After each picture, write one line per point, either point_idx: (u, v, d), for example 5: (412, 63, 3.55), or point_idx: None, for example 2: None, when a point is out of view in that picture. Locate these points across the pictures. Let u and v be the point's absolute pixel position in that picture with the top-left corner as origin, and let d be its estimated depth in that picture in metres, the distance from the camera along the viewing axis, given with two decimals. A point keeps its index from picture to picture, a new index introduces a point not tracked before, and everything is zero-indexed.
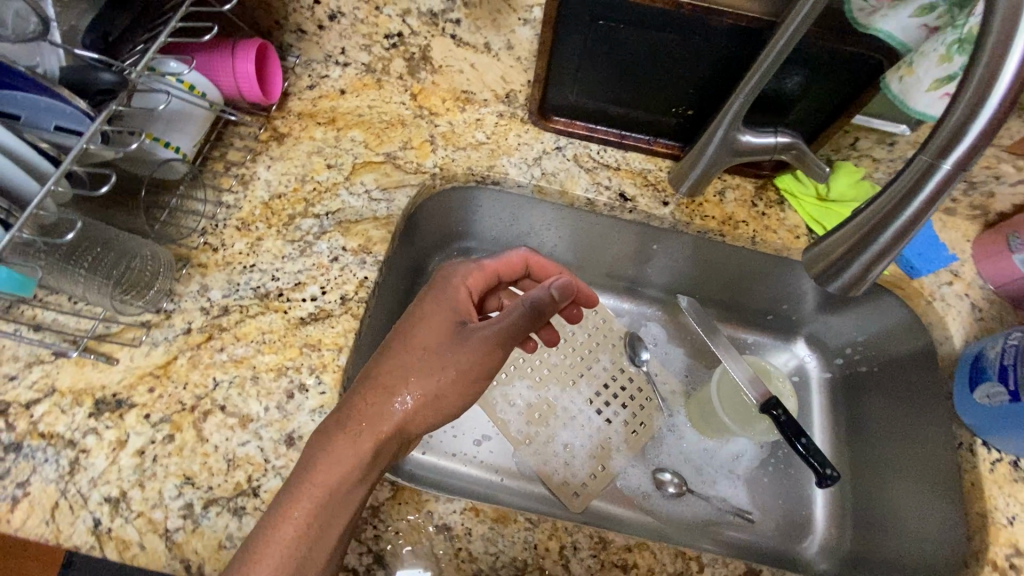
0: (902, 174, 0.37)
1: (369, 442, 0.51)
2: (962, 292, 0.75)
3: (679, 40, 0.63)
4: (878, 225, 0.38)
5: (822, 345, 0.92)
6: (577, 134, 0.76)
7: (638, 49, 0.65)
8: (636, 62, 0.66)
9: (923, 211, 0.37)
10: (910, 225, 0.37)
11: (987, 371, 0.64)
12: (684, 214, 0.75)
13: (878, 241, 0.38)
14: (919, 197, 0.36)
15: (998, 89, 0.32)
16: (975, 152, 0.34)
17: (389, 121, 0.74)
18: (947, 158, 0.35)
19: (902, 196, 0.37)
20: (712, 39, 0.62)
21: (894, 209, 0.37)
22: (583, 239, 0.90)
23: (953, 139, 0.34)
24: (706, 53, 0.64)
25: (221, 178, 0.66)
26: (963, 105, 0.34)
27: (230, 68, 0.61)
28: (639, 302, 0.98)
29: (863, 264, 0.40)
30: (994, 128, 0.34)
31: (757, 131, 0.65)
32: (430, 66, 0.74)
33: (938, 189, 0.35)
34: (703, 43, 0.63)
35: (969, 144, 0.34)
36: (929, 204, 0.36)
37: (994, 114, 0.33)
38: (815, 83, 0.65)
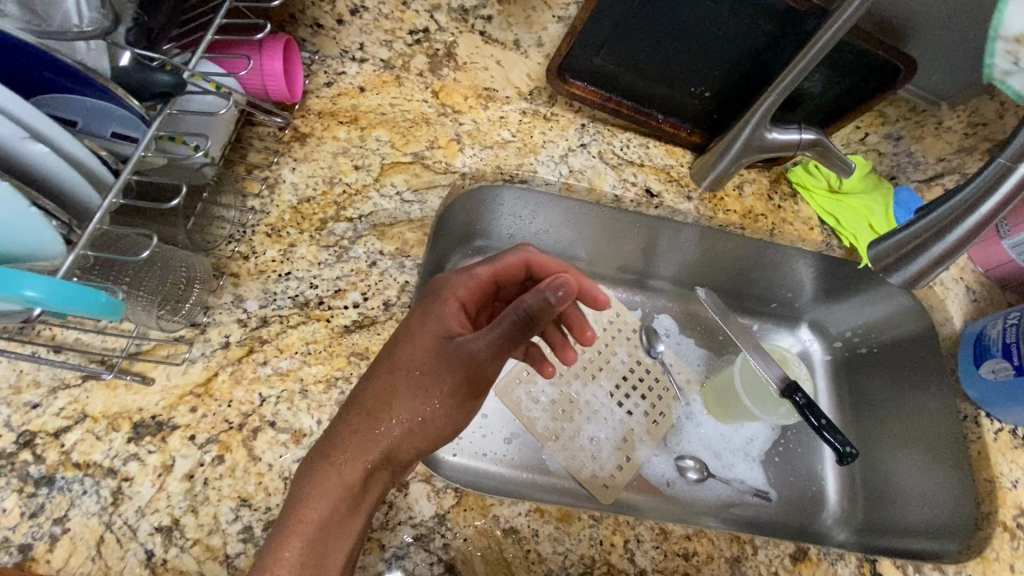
0: (978, 174, 0.40)
1: (365, 467, 0.49)
2: (957, 276, 0.81)
3: (721, 18, 0.64)
4: (952, 221, 0.41)
5: (823, 329, 0.97)
6: (591, 103, 0.76)
7: (675, 24, 0.66)
8: (674, 31, 0.67)
9: (996, 210, 0.40)
10: (984, 221, 0.40)
11: (991, 348, 0.70)
12: (708, 209, 0.76)
13: (951, 236, 0.41)
14: (995, 197, 0.39)
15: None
16: None
17: (413, 120, 0.72)
18: (1022, 162, 0.38)
19: (977, 197, 0.40)
20: (756, 19, 0.63)
21: (969, 206, 0.40)
22: (598, 235, 0.92)
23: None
24: (746, 33, 0.65)
25: (245, 182, 0.63)
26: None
27: (256, 65, 0.59)
28: (650, 295, 1.00)
29: (931, 258, 0.42)
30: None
31: (782, 128, 0.67)
32: (453, 62, 0.74)
33: (1014, 189, 0.39)
34: (743, 24, 0.64)
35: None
36: (1005, 202, 0.39)
37: None
38: (834, 81, 0.68)
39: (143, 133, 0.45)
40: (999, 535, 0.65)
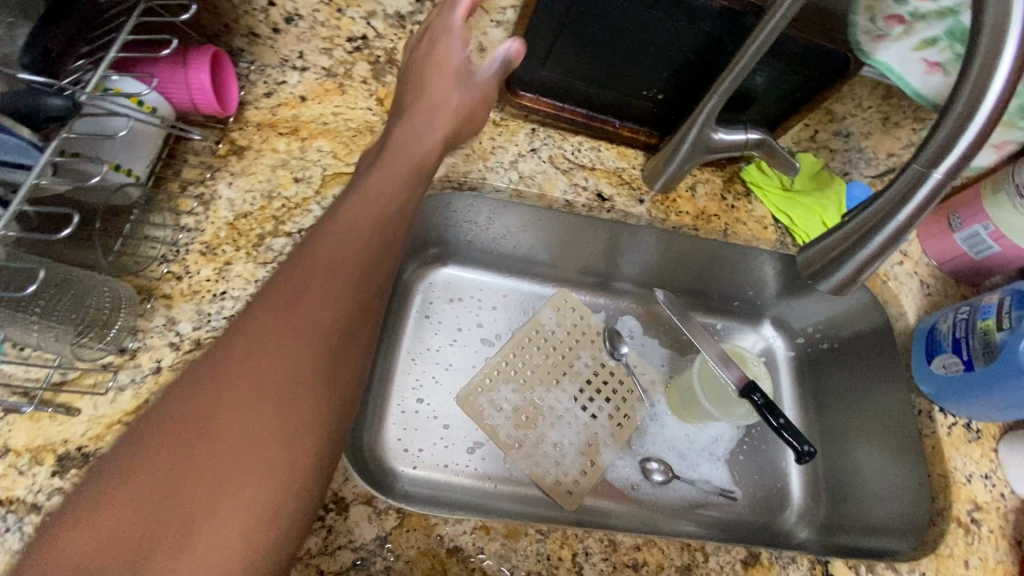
0: (895, 182, 0.40)
1: (259, 417, 0.43)
2: (911, 270, 0.81)
3: (662, 18, 0.63)
4: (874, 226, 0.41)
5: (786, 326, 0.96)
6: (544, 112, 0.75)
7: (619, 26, 0.64)
8: (617, 36, 0.66)
9: (915, 215, 0.40)
10: (905, 226, 0.40)
11: (942, 342, 0.70)
12: (660, 212, 0.76)
13: (873, 242, 0.41)
14: (912, 202, 0.40)
15: (986, 104, 0.37)
16: (963, 162, 0.38)
17: (357, 129, 0.70)
18: (937, 168, 0.39)
19: (895, 202, 0.40)
20: (695, 19, 0.63)
21: (888, 212, 0.40)
22: (557, 238, 0.91)
23: (944, 150, 0.38)
24: (687, 33, 0.64)
25: (179, 200, 0.61)
26: (955, 117, 0.38)
27: (182, 80, 0.56)
28: (614, 297, 1.00)
29: (855, 265, 0.43)
30: (980, 141, 0.38)
31: (728, 128, 0.67)
32: (396, 69, 0.71)
33: (931, 195, 0.39)
34: (686, 25, 0.63)
35: (958, 155, 0.38)
36: (922, 208, 0.40)
37: (979, 130, 0.37)
38: (779, 79, 0.67)
39: (36, 160, 0.43)
40: (953, 531, 0.65)
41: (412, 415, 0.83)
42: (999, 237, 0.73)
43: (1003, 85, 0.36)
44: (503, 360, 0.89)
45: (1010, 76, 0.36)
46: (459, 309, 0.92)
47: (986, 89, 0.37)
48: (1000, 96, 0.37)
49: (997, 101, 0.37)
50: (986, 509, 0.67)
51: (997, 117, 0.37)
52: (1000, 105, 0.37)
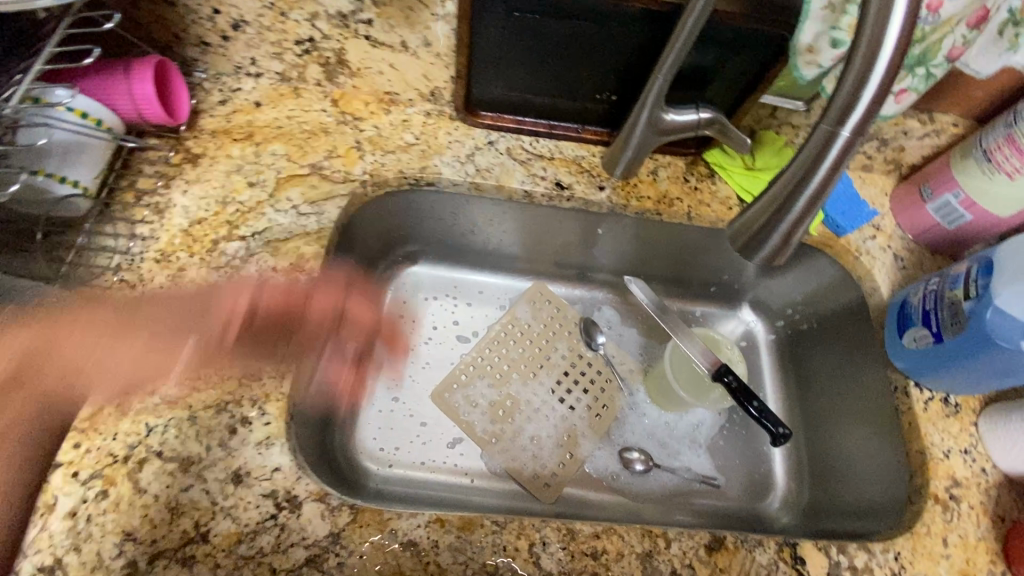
0: (807, 143, 0.40)
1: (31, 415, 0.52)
2: (885, 245, 0.79)
3: (594, 29, 0.62)
4: (794, 191, 0.41)
5: (766, 308, 0.94)
6: (507, 127, 0.75)
7: (552, 41, 0.64)
8: (557, 49, 0.65)
9: (829, 177, 0.40)
10: (823, 186, 0.40)
11: (912, 316, 0.68)
12: (621, 197, 0.75)
13: (793, 209, 0.41)
14: (825, 163, 0.40)
15: (883, 58, 0.37)
16: (869, 116, 0.38)
17: (311, 131, 0.71)
18: (845, 126, 0.39)
19: (810, 162, 0.40)
20: (626, 24, 0.62)
21: (804, 173, 0.40)
22: (528, 229, 0.90)
23: (850, 105, 0.38)
24: (625, 38, 0.63)
25: (132, 209, 0.62)
26: (855, 72, 0.38)
27: (126, 91, 0.57)
28: (591, 288, 0.98)
29: (782, 233, 0.43)
30: (883, 95, 0.38)
31: (678, 109, 0.65)
32: (347, 69, 0.71)
33: (842, 155, 0.39)
34: (619, 31, 0.62)
35: (862, 111, 0.38)
36: (837, 165, 0.40)
37: (881, 81, 0.38)
38: (728, 60, 0.65)
39: None
40: (930, 509, 0.63)
41: (387, 414, 0.83)
42: (970, 205, 0.71)
43: (894, 37, 0.37)
44: (478, 356, 0.89)
45: (901, 27, 0.37)
46: (434, 306, 0.92)
47: (882, 41, 0.37)
48: (896, 48, 0.37)
49: (894, 52, 0.37)
50: (965, 485, 0.65)
51: (896, 69, 0.38)
52: (896, 58, 0.38)
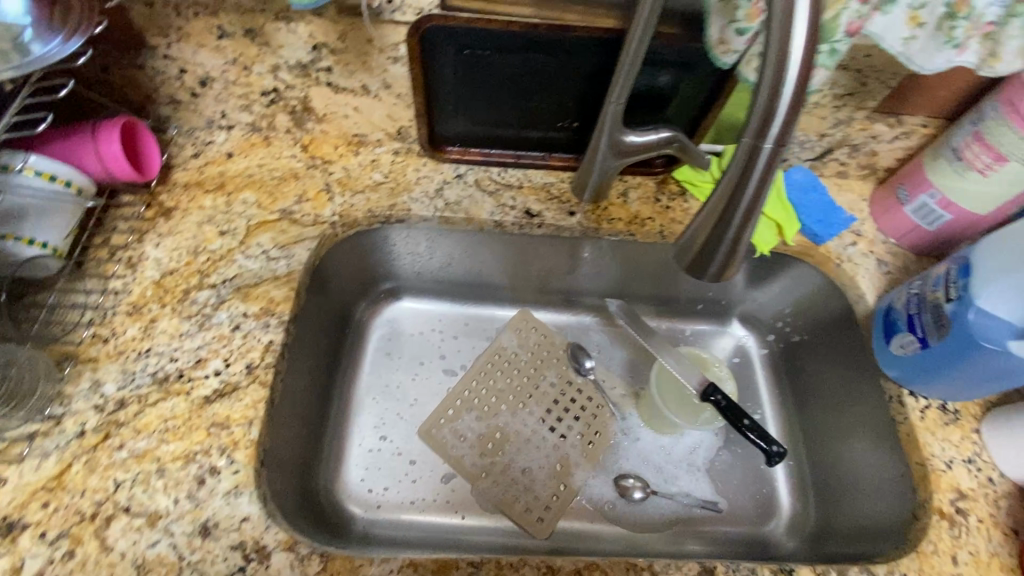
0: (733, 158, 0.41)
1: None
2: (866, 250, 0.77)
3: (546, 57, 0.64)
4: (728, 207, 0.42)
5: (756, 323, 0.92)
6: (474, 160, 0.76)
7: (505, 73, 0.65)
8: (512, 82, 0.67)
9: (759, 188, 0.41)
10: (756, 198, 0.41)
11: (897, 321, 0.66)
12: (592, 221, 0.75)
13: (731, 223, 0.42)
14: (753, 176, 0.40)
15: (791, 65, 0.37)
16: (788, 126, 0.38)
17: (281, 176, 0.72)
18: (766, 139, 0.39)
19: (739, 177, 0.40)
20: (577, 53, 0.63)
21: (735, 189, 0.41)
22: (508, 258, 0.89)
23: (767, 120, 0.38)
24: (577, 66, 0.64)
25: (106, 265, 0.64)
26: (768, 85, 0.38)
27: (93, 152, 0.59)
28: (578, 312, 0.96)
29: (726, 248, 0.43)
30: (797, 103, 0.38)
31: (640, 131, 0.66)
32: (314, 115, 0.73)
33: (767, 166, 0.40)
34: (571, 60, 0.64)
35: (780, 122, 0.38)
36: (765, 177, 0.40)
37: (792, 92, 0.37)
38: (683, 79, 0.65)
39: None
40: (936, 525, 0.61)
41: (373, 454, 0.82)
42: (947, 205, 0.70)
43: (800, 43, 0.37)
44: (465, 388, 0.88)
45: (806, 34, 0.37)
46: (419, 341, 0.91)
47: (788, 49, 0.37)
48: (802, 57, 0.37)
49: (802, 61, 0.37)
50: (971, 497, 0.62)
51: (806, 75, 0.37)
52: (805, 64, 0.37)
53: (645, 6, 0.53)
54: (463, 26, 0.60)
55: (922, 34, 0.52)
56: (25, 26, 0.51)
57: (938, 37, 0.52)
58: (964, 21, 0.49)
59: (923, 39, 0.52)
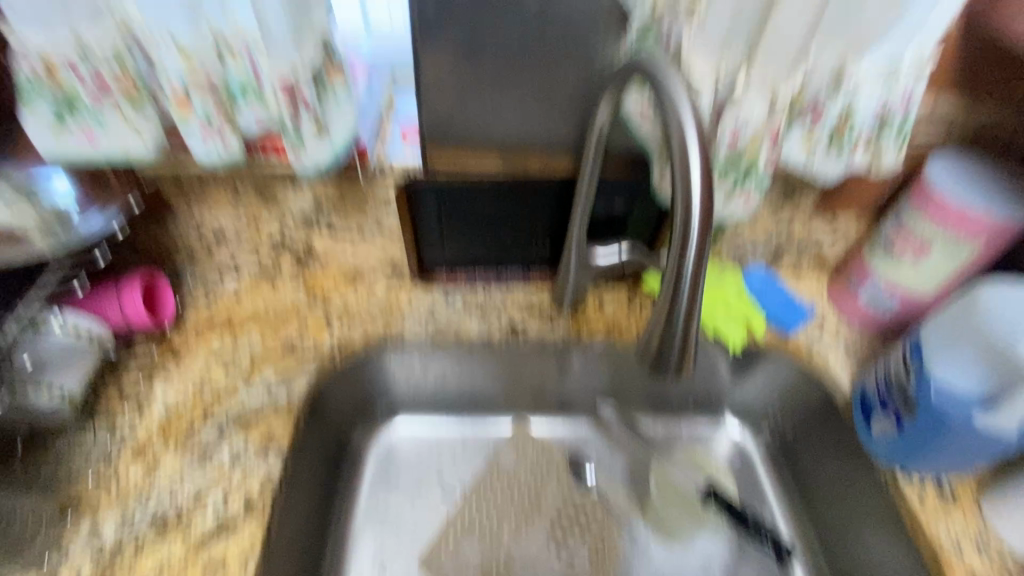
0: (665, 274, 0.43)
1: None
2: (833, 337, 0.82)
3: (514, 194, 0.73)
4: (670, 316, 0.44)
5: (751, 416, 0.92)
6: (461, 283, 0.83)
7: (482, 211, 0.75)
8: (488, 216, 0.76)
9: (693, 296, 0.43)
10: (692, 305, 0.43)
11: (871, 403, 0.68)
12: (574, 329, 0.81)
13: (676, 330, 0.45)
14: (684, 291, 0.43)
15: (693, 190, 0.40)
16: (704, 240, 0.41)
17: (284, 312, 0.79)
18: (688, 254, 0.42)
19: (674, 290, 0.43)
20: (541, 189, 0.73)
21: (672, 300, 0.44)
22: (499, 371, 0.89)
23: (685, 238, 0.41)
24: (543, 199, 0.74)
25: (115, 408, 0.67)
26: (680, 209, 0.41)
27: (117, 306, 0.67)
28: (573, 419, 0.94)
29: (678, 351, 0.46)
30: (707, 220, 0.41)
31: (605, 249, 0.74)
32: (315, 255, 0.82)
33: (694, 278, 0.42)
34: (537, 195, 0.73)
35: (695, 238, 0.41)
36: (695, 286, 0.43)
37: (700, 212, 0.41)
38: (637, 201, 0.74)
39: None
40: None
41: None
42: (894, 289, 0.76)
43: (698, 169, 0.40)
44: (467, 510, 0.85)
45: (701, 160, 0.40)
46: (416, 463, 0.90)
47: (689, 176, 0.40)
48: (701, 180, 0.40)
49: (702, 185, 0.40)
50: None
51: (709, 195, 0.41)
52: (706, 187, 0.40)
53: (590, 153, 0.62)
54: (444, 182, 0.70)
55: (819, 152, 0.63)
56: (73, 210, 0.60)
57: (834, 153, 0.62)
58: (849, 141, 0.60)
59: (821, 157, 0.62)
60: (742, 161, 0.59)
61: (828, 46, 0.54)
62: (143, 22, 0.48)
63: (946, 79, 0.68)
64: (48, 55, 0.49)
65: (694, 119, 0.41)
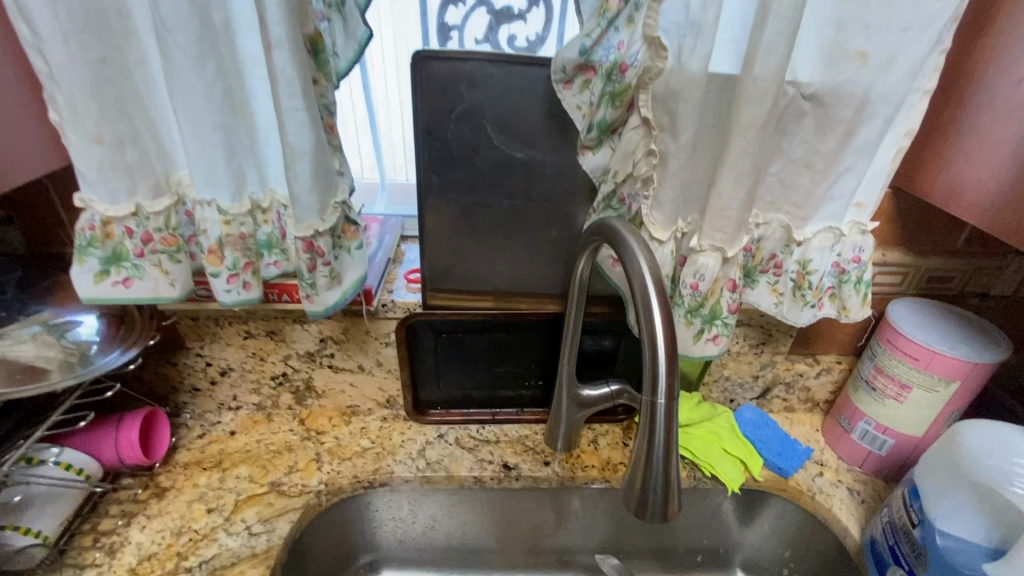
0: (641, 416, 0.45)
1: None
2: (834, 479, 0.80)
3: (506, 334, 0.79)
4: (649, 458, 0.45)
5: (763, 572, 0.85)
6: (454, 420, 0.84)
7: (475, 349, 0.80)
8: (482, 355, 0.80)
9: (669, 438, 0.45)
10: (668, 448, 0.44)
11: (884, 556, 0.64)
12: (567, 469, 0.80)
13: (656, 473, 0.45)
14: (659, 432, 0.44)
15: (658, 337, 0.44)
16: (673, 383, 0.44)
17: (275, 450, 0.79)
18: (659, 396, 0.44)
19: (650, 431, 0.45)
20: (531, 329, 0.79)
21: (649, 441, 0.45)
22: (489, 517, 0.84)
23: (654, 381, 0.44)
24: (532, 338, 0.80)
25: (86, 553, 0.64)
26: (648, 354, 0.44)
27: (112, 441, 0.67)
28: (573, 574, 0.87)
29: (661, 494, 0.46)
30: (673, 364, 0.44)
31: (593, 385, 0.76)
32: (314, 391, 0.84)
33: (667, 420, 0.44)
34: (527, 334, 0.79)
35: (664, 381, 0.44)
36: (669, 428, 0.44)
37: (666, 358, 0.44)
38: (623, 341, 0.79)
39: None
40: None
41: None
42: (884, 429, 0.76)
43: (659, 317, 0.44)
44: None
45: (661, 310, 0.44)
46: None
47: (653, 324, 0.44)
48: (664, 328, 0.44)
49: (665, 332, 0.44)
50: None
51: (673, 341, 0.44)
52: (670, 333, 0.44)
53: (574, 297, 0.69)
54: (438, 320, 0.76)
55: (785, 298, 0.68)
56: (94, 343, 0.65)
57: (799, 300, 0.67)
58: (809, 289, 0.66)
59: (787, 303, 0.68)
60: (706, 308, 0.64)
61: (772, 213, 0.64)
62: (195, 194, 0.57)
63: (888, 238, 0.77)
64: (108, 216, 0.56)
65: (653, 273, 0.46)
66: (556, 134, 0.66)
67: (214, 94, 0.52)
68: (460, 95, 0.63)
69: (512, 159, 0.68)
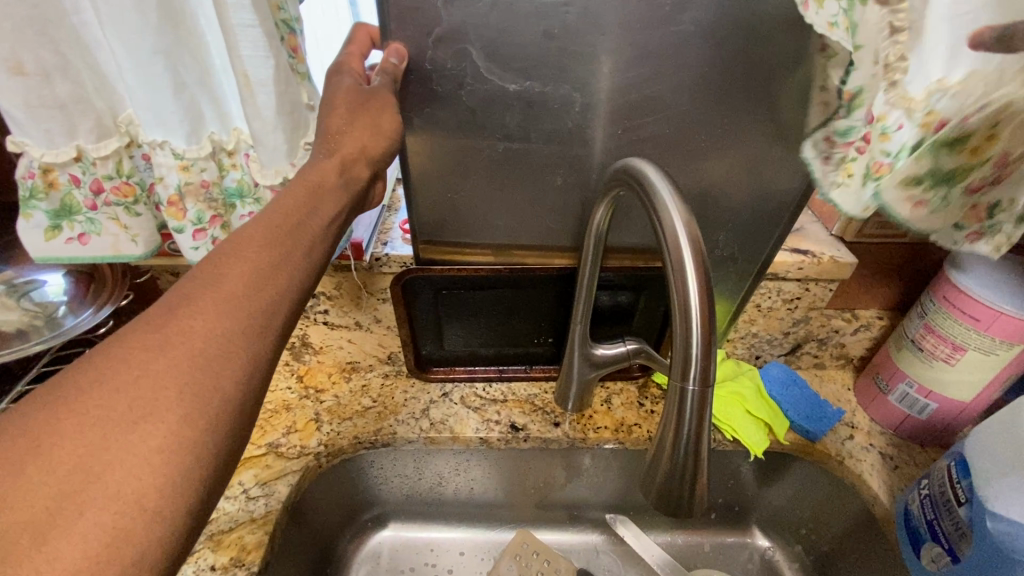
0: (667, 402, 0.39)
1: None
2: (865, 443, 0.75)
3: (512, 291, 0.73)
4: (674, 446, 0.40)
5: (779, 530, 0.82)
6: (460, 378, 0.79)
7: (478, 305, 0.73)
8: (487, 310, 0.74)
9: (699, 429, 0.39)
10: (697, 438, 0.39)
11: (920, 531, 0.60)
12: (578, 430, 0.75)
13: (682, 460, 0.40)
14: (687, 420, 0.39)
15: (692, 316, 0.37)
16: (708, 369, 0.37)
17: (274, 409, 0.76)
18: (690, 381, 0.38)
19: (677, 420, 0.39)
20: (539, 286, 0.72)
21: (676, 429, 0.39)
22: (496, 474, 0.80)
23: (687, 367, 0.37)
24: (539, 296, 0.73)
25: None
26: (680, 336, 0.37)
27: None
28: (583, 529, 0.85)
29: (687, 484, 0.41)
30: (709, 347, 0.37)
31: (609, 343, 0.70)
32: (311, 348, 0.80)
33: (698, 409, 0.38)
34: (534, 290, 0.73)
35: (697, 366, 0.37)
36: (700, 418, 0.38)
37: (700, 339, 0.37)
38: (642, 296, 0.72)
39: None
40: None
41: None
42: (927, 393, 0.70)
43: (696, 294, 0.37)
44: None
45: (698, 282, 0.37)
46: None
47: (687, 300, 0.37)
48: (701, 306, 0.37)
49: (701, 310, 0.37)
50: None
51: (710, 318, 0.37)
52: (707, 311, 0.37)
53: (587, 251, 0.61)
54: (436, 275, 0.70)
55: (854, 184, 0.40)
56: (62, 304, 0.60)
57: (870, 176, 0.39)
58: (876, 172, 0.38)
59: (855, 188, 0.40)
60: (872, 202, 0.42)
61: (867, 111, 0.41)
62: (146, 137, 0.50)
63: None
64: (47, 163, 0.50)
65: (691, 236, 0.37)
66: (573, 55, 0.54)
67: (148, 9, 0.43)
68: (438, 14, 0.51)
69: (511, 87, 0.56)
